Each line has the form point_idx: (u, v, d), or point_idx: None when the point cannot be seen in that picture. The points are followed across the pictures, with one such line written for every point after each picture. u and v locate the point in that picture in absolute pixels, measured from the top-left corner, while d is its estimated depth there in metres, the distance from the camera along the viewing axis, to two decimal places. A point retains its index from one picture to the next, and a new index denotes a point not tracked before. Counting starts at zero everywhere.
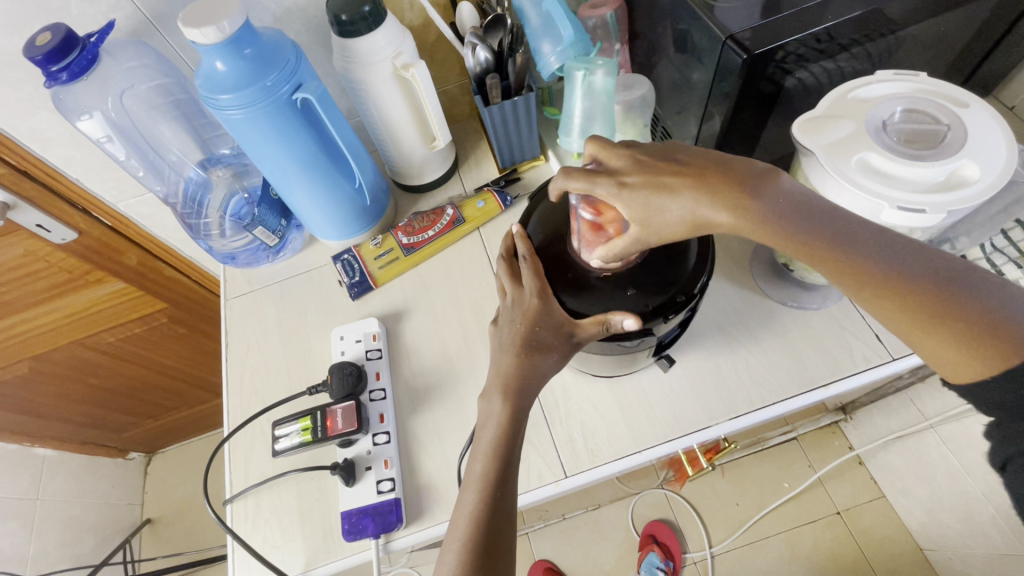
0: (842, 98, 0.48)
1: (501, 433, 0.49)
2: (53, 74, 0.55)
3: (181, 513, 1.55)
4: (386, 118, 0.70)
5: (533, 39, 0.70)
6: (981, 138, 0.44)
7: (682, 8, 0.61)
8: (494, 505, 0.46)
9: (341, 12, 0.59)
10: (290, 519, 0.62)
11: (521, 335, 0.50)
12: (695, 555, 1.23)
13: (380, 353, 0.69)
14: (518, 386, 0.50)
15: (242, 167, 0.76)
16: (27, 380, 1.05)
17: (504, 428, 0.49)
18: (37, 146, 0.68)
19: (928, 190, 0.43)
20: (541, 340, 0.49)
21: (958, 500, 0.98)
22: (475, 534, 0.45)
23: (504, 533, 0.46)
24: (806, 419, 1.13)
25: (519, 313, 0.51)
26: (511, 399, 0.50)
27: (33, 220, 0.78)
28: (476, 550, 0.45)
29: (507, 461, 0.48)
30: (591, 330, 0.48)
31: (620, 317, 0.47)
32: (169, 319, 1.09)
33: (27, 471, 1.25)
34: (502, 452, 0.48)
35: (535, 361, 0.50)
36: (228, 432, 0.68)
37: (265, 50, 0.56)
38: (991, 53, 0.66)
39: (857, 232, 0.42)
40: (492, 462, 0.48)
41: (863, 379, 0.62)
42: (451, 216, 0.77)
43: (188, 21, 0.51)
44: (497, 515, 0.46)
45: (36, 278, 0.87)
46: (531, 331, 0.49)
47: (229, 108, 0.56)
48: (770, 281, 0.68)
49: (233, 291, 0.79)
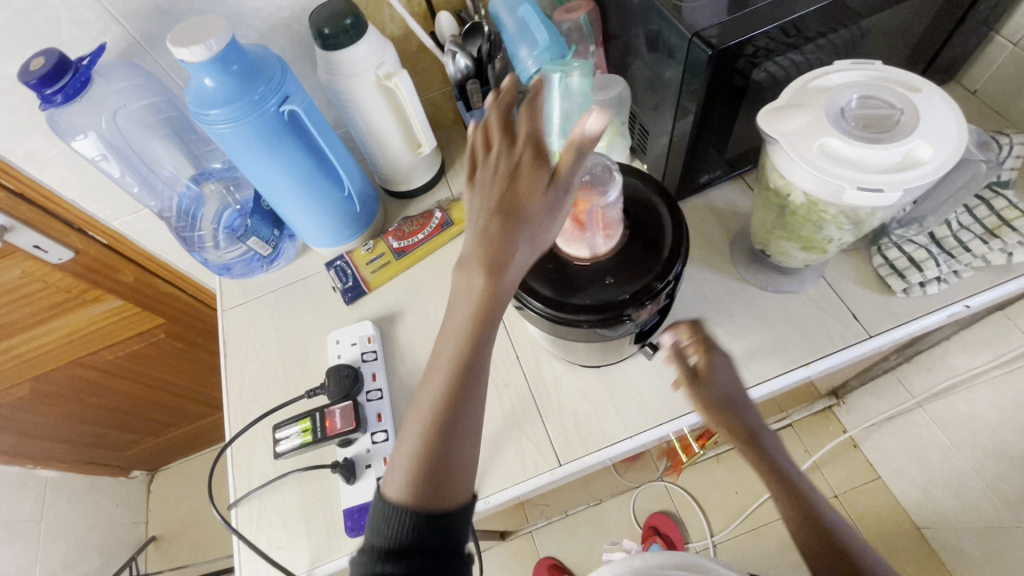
0: (803, 88, 0.51)
1: (473, 302, 0.43)
2: (47, 97, 0.57)
3: (186, 529, 1.55)
4: (372, 126, 0.72)
5: (510, 45, 0.71)
6: (932, 120, 0.47)
7: (651, 10, 0.63)
8: (453, 405, 0.41)
9: (324, 26, 0.61)
10: (294, 519, 0.63)
11: (487, 256, 0.43)
12: (697, 544, 1.24)
13: (375, 355, 0.71)
14: (488, 309, 0.43)
15: (234, 180, 0.78)
16: (28, 402, 1.06)
17: (480, 290, 0.43)
18: (33, 168, 0.70)
19: (885, 170, 0.46)
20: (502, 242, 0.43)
21: (950, 477, 1.00)
22: (427, 442, 0.40)
23: (459, 478, 0.41)
24: (798, 405, 1.15)
25: (501, 175, 0.45)
26: (480, 318, 0.43)
27: (30, 241, 0.79)
28: (424, 473, 0.40)
29: (471, 355, 0.42)
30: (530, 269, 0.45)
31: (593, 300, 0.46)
32: (167, 334, 1.11)
33: (31, 493, 1.26)
34: (468, 337, 0.43)
35: (494, 270, 0.43)
36: (230, 438, 0.70)
37: (251, 66, 0.58)
38: (948, 40, 0.69)
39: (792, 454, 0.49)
40: (466, 297, 0.43)
41: (842, 358, 0.64)
42: (440, 219, 0.80)
43: (176, 41, 0.54)
44: (454, 458, 0.41)
45: (34, 298, 0.88)
46: (502, 256, 0.43)
47: (219, 122, 0.58)
48: (749, 268, 0.71)
49: (230, 302, 0.81)
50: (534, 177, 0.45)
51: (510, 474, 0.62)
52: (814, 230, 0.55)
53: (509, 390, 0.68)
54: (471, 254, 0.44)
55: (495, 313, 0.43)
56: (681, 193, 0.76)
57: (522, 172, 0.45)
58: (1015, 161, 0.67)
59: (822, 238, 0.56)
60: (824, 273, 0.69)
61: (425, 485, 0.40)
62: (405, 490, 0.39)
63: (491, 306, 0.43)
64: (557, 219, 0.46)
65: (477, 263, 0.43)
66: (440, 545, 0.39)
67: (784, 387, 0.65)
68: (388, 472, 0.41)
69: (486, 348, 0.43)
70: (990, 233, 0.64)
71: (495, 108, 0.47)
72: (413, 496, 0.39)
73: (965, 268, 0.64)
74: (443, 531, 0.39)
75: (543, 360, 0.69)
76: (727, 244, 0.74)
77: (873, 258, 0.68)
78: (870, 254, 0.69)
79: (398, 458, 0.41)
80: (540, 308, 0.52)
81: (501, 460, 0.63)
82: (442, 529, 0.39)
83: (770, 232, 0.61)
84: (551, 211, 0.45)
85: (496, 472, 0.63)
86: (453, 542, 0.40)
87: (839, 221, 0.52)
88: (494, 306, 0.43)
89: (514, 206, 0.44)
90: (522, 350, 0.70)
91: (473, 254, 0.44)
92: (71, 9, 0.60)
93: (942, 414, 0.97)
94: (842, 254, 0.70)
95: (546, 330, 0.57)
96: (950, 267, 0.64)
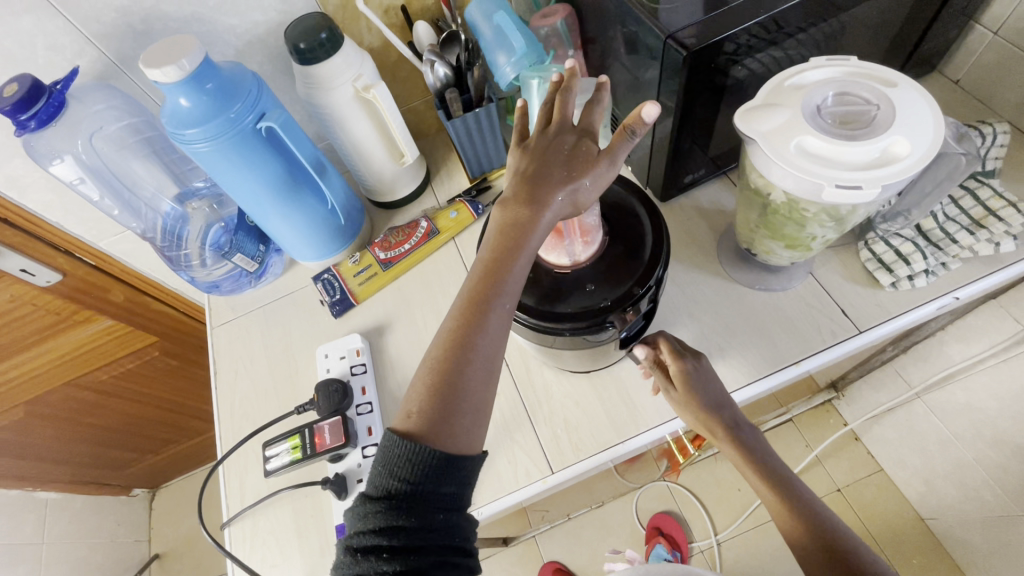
0: (779, 87, 0.51)
1: (493, 245, 0.46)
2: (21, 123, 0.57)
3: (187, 546, 1.54)
4: (353, 139, 0.72)
5: (488, 52, 0.72)
6: (909, 113, 0.46)
7: (626, 13, 0.63)
8: (464, 333, 0.44)
9: (299, 40, 0.61)
10: (288, 537, 0.63)
11: (526, 193, 0.46)
12: (701, 543, 1.23)
13: (364, 367, 0.71)
14: (506, 245, 0.46)
15: (218, 198, 0.78)
16: (24, 426, 1.06)
17: (500, 235, 0.46)
18: (16, 193, 0.70)
19: (862, 167, 0.45)
20: (511, 210, 0.46)
21: (952, 468, 0.99)
22: (440, 363, 0.43)
23: (468, 402, 0.43)
24: (797, 399, 1.15)
25: (543, 147, 0.48)
26: (493, 254, 0.46)
27: (16, 264, 0.78)
28: (436, 392, 0.43)
29: (485, 293, 0.45)
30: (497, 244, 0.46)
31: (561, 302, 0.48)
32: (160, 352, 1.11)
33: (31, 516, 1.26)
34: (482, 277, 0.46)
35: (507, 234, 0.46)
36: (221, 456, 0.69)
37: (226, 84, 0.58)
38: (928, 30, 0.69)
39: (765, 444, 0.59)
40: (488, 246, 0.47)
41: (832, 354, 0.63)
42: (425, 228, 0.79)
43: (149, 62, 0.54)
44: (465, 378, 0.43)
45: (23, 322, 0.87)
46: (538, 199, 0.45)
47: (197, 141, 0.57)
48: (737, 266, 0.70)
49: (218, 319, 0.80)
50: (582, 146, 0.48)
51: (503, 483, 0.62)
52: (797, 228, 0.55)
53: (499, 398, 0.67)
54: (512, 194, 0.47)
55: (511, 247, 0.46)
56: (666, 193, 0.76)
57: (550, 147, 0.48)
58: (999, 150, 0.66)
59: (805, 236, 0.55)
60: (811, 269, 0.69)
61: (434, 402, 0.42)
62: (399, 448, 0.40)
63: (511, 243, 0.46)
64: (596, 194, 0.47)
65: (515, 199, 0.46)
66: (446, 491, 0.41)
67: (775, 385, 0.65)
68: (404, 394, 0.44)
69: (503, 286, 0.45)
70: (976, 223, 0.64)
71: (560, 97, 0.50)
72: (403, 466, 0.40)
73: (953, 260, 0.64)
74: (446, 468, 0.41)
75: (532, 367, 0.69)
76: (714, 243, 0.73)
77: (861, 253, 0.67)
78: (857, 249, 0.68)
79: (415, 383, 0.44)
80: (524, 318, 0.52)
81: (493, 469, 0.63)
82: (444, 474, 0.41)
83: (754, 231, 0.61)
84: (594, 181, 0.47)
85: (488, 481, 0.63)
86: (458, 483, 0.42)
87: (821, 219, 0.52)
88: (517, 236, 0.46)
89: (558, 157, 0.47)
90: (511, 357, 0.70)
91: (514, 191, 0.47)
92: (45, 33, 0.60)
93: (941, 404, 0.97)
94: (828, 250, 0.70)
95: (532, 339, 0.56)
96: (937, 259, 0.64)
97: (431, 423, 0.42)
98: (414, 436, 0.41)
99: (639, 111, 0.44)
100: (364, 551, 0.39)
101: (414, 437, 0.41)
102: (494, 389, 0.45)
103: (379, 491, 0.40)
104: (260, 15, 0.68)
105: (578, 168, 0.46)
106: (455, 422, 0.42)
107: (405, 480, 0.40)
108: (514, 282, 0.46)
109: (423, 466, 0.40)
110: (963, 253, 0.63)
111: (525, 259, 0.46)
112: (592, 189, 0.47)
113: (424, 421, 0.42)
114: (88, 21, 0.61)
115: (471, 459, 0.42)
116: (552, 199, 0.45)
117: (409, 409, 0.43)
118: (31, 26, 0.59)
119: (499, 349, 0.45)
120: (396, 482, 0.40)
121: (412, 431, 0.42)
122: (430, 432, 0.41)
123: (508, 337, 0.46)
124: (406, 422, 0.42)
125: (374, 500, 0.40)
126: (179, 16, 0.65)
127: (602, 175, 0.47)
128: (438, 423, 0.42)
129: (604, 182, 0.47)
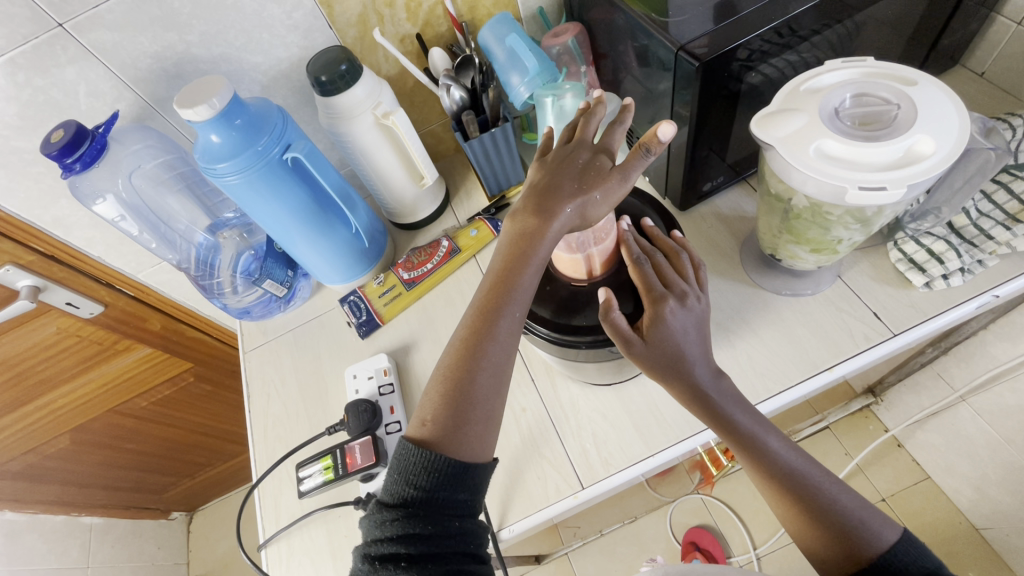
0: (796, 91, 0.51)
1: (505, 256, 0.47)
2: (68, 165, 0.61)
3: (223, 569, 1.55)
4: (374, 164, 0.74)
5: (502, 74, 0.75)
6: (930, 110, 0.46)
7: (637, 28, 0.64)
8: (474, 341, 0.45)
9: (321, 73, 0.63)
10: (321, 557, 0.63)
11: (536, 204, 0.47)
12: (739, 558, 1.18)
13: (391, 387, 0.72)
14: (516, 255, 0.47)
15: (246, 227, 0.81)
16: (69, 453, 1.10)
17: (511, 245, 0.47)
18: (61, 232, 0.75)
19: (888, 167, 0.45)
20: (521, 222, 0.47)
21: (1007, 475, 0.93)
22: (450, 372, 0.44)
23: (479, 410, 0.44)
24: (834, 406, 1.12)
25: (560, 160, 0.49)
26: (504, 264, 0.47)
27: (63, 298, 0.82)
28: (448, 400, 0.44)
29: (495, 302, 0.46)
30: (505, 252, 0.48)
31: (603, 299, 0.50)
32: (195, 377, 1.13)
33: (76, 541, 1.30)
34: (493, 286, 0.47)
35: (519, 247, 0.47)
36: (255, 479, 0.71)
37: (253, 118, 0.61)
38: (946, 25, 0.67)
39: (769, 428, 0.50)
40: (499, 257, 0.48)
41: (868, 358, 0.61)
42: (447, 247, 0.81)
43: (183, 103, 0.57)
44: (475, 386, 0.44)
45: (69, 353, 0.91)
46: (547, 209, 0.47)
47: (227, 175, 0.60)
48: (761, 272, 0.69)
49: (251, 343, 0.83)
50: (596, 161, 0.48)
51: (534, 500, 0.62)
52: (821, 232, 0.54)
53: (526, 414, 0.67)
54: (523, 205, 0.48)
55: (521, 257, 0.47)
56: (685, 203, 0.75)
57: (564, 163, 0.49)
58: None
59: (831, 239, 0.55)
60: (840, 272, 0.67)
61: (447, 410, 0.43)
62: (414, 456, 0.41)
63: (520, 252, 0.47)
64: (606, 209, 0.48)
65: (525, 211, 0.48)
66: (459, 497, 0.42)
67: (812, 393, 0.63)
68: (418, 402, 0.45)
69: (512, 297, 0.46)
70: (1012, 219, 0.62)
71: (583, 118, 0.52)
72: (419, 474, 0.41)
73: (990, 257, 0.62)
74: (459, 475, 0.42)
75: (558, 382, 0.69)
76: (737, 249, 0.73)
77: (891, 253, 0.66)
78: (887, 249, 0.67)
79: (430, 391, 0.45)
80: (543, 331, 0.55)
81: (523, 486, 0.63)
82: (457, 480, 0.42)
83: (777, 237, 0.61)
84: (605, 195, 0.47)
85: (518, 499, 0.62)
86: (471, 490, 0.42)
87: (845, 222, 0.51)
88: (527, 246, 0.46)
89: (571, 171, 0.48)
90: (537, 372, 0.70)
91: (526, 203, 0.48)
92: (87, 81, 0.64)
93: (989, 407, 0.92)
94: (857, 252, 0.68)
95: (555, 354, 0.58)
96: (973, 256, 0.62)
97: (444, 430, 0.43)
98: (429, 444, 0.42)
99: (654, 130, 0.45)
100: (382, 560, 0.39)
101: (428, 445, 0.42)
102: (504, 398, 0.45)
103: (394, 499, 0.41)
104: (283, 51, 0.72)
105: (590, 181, 0.47)
106: (467, 431, 0.43)
107: (421, 487, 0.41)
108: (524, 291, 0.47)
109: (438, 474, 0.41)
110: (999, 252, 0.61)
111: (534, 270, 0.47)
112: (602, 204, 0.47)
113: (437, 428, 0.43)
114: (126, 67, 0.65)
115: (484, 469, 0.43)
116: (561, 210, 0.46)
117: (423, 417, 0.44)
118: (74, 76, 0.63)
119: (510, 358, 0.46)
120: (411, 490, 0.41)
121: (426, 439, 0.42)
122: (443, 440, 0.42)
123: (518, 346, 0.47)
124: (420, 430, 0.43)
125: (390, 508, 0.41)
126: (208, 57, 0.68)
127: (614, 190, 0.47)
128: (451, 432, 0.42)
129: (617, 197, 0.48)
